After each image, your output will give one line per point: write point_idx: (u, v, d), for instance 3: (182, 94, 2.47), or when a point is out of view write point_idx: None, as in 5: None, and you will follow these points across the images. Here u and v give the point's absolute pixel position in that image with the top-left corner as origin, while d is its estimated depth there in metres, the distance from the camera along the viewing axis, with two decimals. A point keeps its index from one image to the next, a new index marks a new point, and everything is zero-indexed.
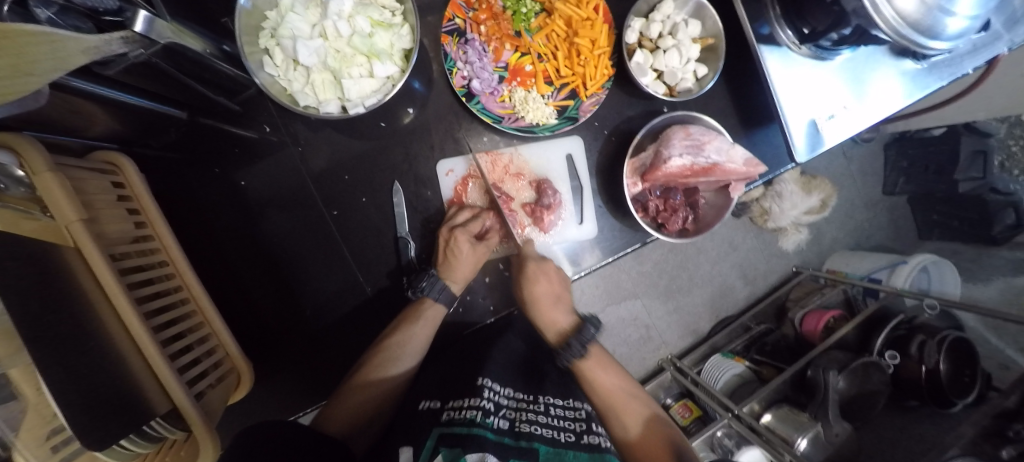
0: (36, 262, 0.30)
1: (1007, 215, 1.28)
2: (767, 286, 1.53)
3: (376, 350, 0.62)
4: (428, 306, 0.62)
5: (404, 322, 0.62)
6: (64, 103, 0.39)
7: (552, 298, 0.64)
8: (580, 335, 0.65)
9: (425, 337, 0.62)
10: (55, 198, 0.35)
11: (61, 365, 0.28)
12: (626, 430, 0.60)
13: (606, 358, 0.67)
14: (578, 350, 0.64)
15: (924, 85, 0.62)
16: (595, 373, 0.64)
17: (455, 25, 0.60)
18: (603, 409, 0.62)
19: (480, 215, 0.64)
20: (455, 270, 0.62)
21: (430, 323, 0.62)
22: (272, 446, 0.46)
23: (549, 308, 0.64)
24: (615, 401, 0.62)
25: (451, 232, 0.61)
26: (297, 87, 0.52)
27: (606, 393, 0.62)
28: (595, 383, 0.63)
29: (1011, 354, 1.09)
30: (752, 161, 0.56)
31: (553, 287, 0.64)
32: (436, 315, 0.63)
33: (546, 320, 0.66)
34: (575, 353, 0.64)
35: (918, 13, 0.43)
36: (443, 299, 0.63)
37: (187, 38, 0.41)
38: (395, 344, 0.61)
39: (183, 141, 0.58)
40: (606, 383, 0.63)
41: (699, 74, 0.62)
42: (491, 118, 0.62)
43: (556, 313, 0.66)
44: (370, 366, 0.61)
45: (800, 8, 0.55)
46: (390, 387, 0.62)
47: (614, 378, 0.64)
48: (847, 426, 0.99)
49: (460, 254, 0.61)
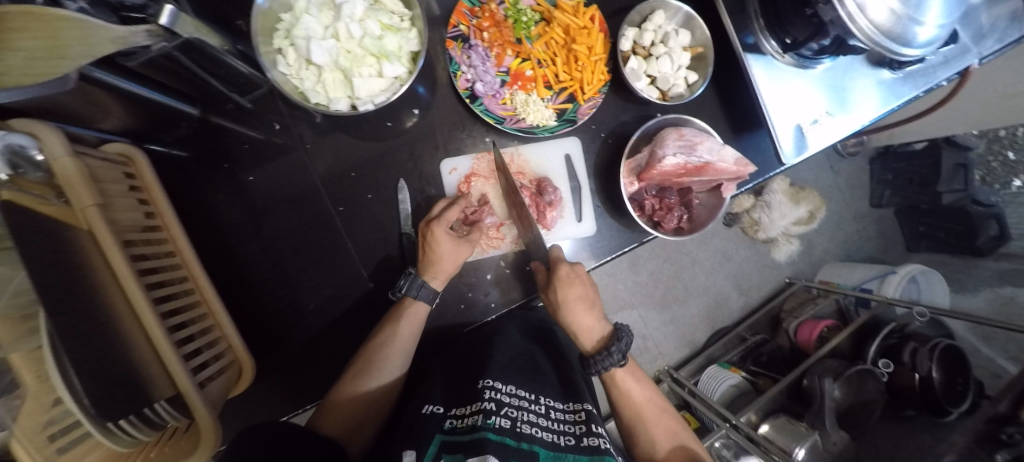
0: (51, 240, 0.31)
1: (990, 226, 1.33)
2: (761, 296, 1.55)
3: (362, 353, 0.61)
4: (410, 305, 0.62)
5: (390, 321, 0.62)
6: (83, 94, 0.40)
7: (583, 300, 0.64)
8: (618, 341, 0.61)
9: (410, 335, 0.62)
10: (71, 183, 0.36)
11: (78, 338, 0.29)
12: (651, 441, 0.64)
13: (638, 370, 0.69)
14: (618, 358, 0.61)
15: (900, 94, 0.66)
16: (629, 385, 0.66)
17: (459, 31, 0.64)
18: (635, 419, 0.66)
19: (458, 203, 0.64)
20: (434, 264, 0.61)
21: (414, 321, 0.62)
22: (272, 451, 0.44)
23: (581, 311, 0.63)
24: (647, 412, 0.66)
25: (428, 226, 0.62)
26: (308, 85, 0.54)
27: (637, 408, 0.66)
28: (626, 396, 0.66)
29: (1001, 361, 1.10)
30: (742, 161, 0.59)
31: (560, 270, 0.63)
32: (420, 313, 0.62)
33: (580, 325, 0.65)
34: (613, 361, 0.60)
35: (890, 22, 0.47)
36: (424, 296, 0.62)
37: (207, 34, 0.43)
38: (381, 344, 0.61)
39: (193, 137, 0.61)
40: (638, 396, 0.67)
41: (690, 81, 0.65)
42: (494, 119, 0.65)
43: (587, 317, 0.64)
44: (356, 369, 0.60)
45: (780, 20, 0.59)
46: (377, 394, 0.62)
47: (647, 391, 0.67)
48: (845, 435, 0.99)
49: (442, 248, 0.61)
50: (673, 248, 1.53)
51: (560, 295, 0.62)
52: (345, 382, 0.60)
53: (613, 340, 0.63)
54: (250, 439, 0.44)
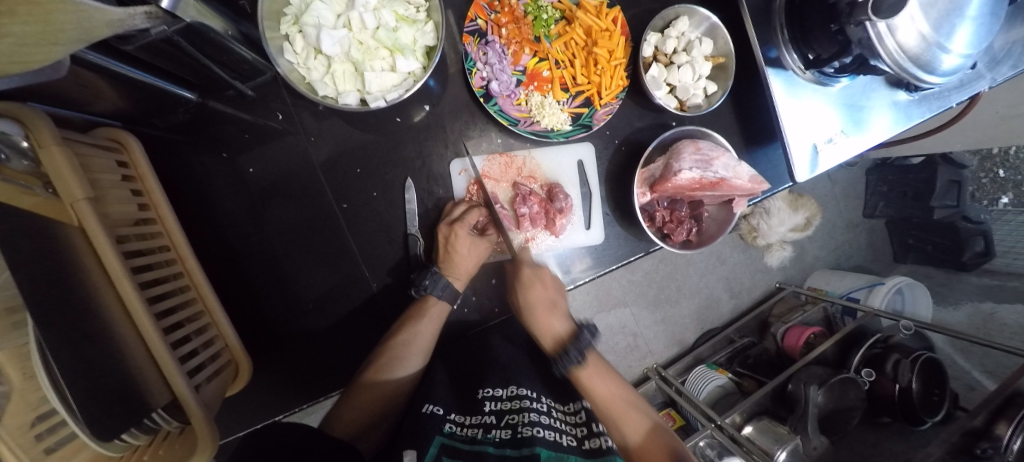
0: (39, 241, 0.29)
1: (977, 242, 1.36)
2: (751, 299, 1.58)
3: (381, 351, 0.60)
4: (432, 304, 0.61)
5: (412, 319, 0.61)
6: (75, 76, 0.37)
7: (547, 304, 0.63)
8: (576, 341, 0.66)
9: (429, 335, 0.62)
10: (60, 173, 0.33)
11: (68, 349, 0.27)
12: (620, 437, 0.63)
13: (602, 364, 0.67)
14: (576, 357, 0.65)
15: (913, 116, 0.66)
16: (594, 383, 0.64)
17: (477, 26, 0.61)
18: (603, 415, 0.64)
19: (478, 207, 0.63)
20: (456, 264, 0.62)
21: (434, 320, 0.62)
22: (284, 448, 0.44)
23: (544, 315, 0.64)
24: (615, 409, 0.64)
25: (450, 227, 0.61)
26: (315, 76, 0.51)
27: (605, 404, 0.63)
28: (592, 394, 0.64)
29: (976, 374, 1.14)
30: (756, 178, 0.58)
31: (523, 272, 0.63)
32: (441, 312, 0.62)
33: (544, 328, 0.66)
34: (572, 361, 0.64)
35: (919, 48, 0.46)
36: (446, 297, 0.62)
37: (209, 18, 0.41)
38: (402, 343, 0.60)
39: (190, 123, 0.58)
40: (604, 391, 0.64)
41: (709, 91, 0.64)
42: (508, 121, 0.62)
43: (550, 320, 0.65)
44: (376, 367, 0.59)
45: (806, 34, 0.58)
46: (396, 387, 0.61)
47: (613, 386, 0.65)
48: (824, 440, 1.03)
49: (462, 249, 0.62)
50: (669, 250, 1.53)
51: (529, 297, 0.63)
52: (364, 379, 0.59)
53: (573, 340, 0.67)
54: (257, 440, 0.44)
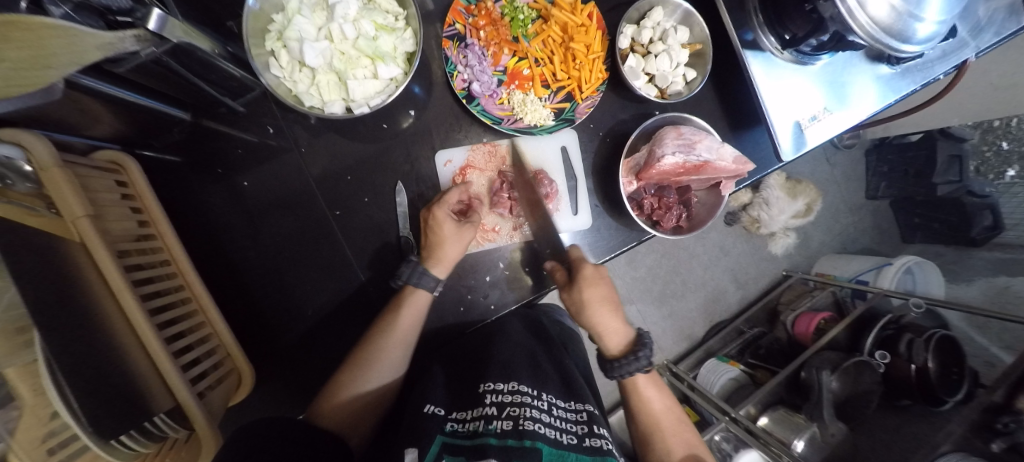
0: (44, 257, 0.30)
1: (984, 217, 1.33)
2: (758, 289, 1.56)
3: (364, 342, 0.60)
4: (411, 294, 0.60)
5: (392, 310, 0.60)
6: (72, 101, 0.39)
7: (603, 301, 0.62)
8: (646, 347, 0.60)
9: (411, 324, 0.60)
10: (62, 195, 0.35)
11: (71, 355, 0.29)
12: (667, 451, 0.61)
13: (659, 380, 0.67)
14: (645, 363, 0.59)
15: (899, 89, 0.66)
16: (647, 393, 0.64)
17: (455, 30, 0.63)
18: (649, 427, 0.63)
19: (462, 192, 0.64)
20: (435, 248, 0.61)
21: (416, 310, 0.60)
22: (283, 444, 0.44)
23: (603, 314, 0.62)
24: (666, 423, 0.63)
25: (431, 210, 0.62)
26: (302, 87, 0.54)
27: (653, 415, 0.63)
28: (644, 402, 0.64)
29: (996, 351, 1.09)
30: (740, 159, 0.58)
31: (585, 270, 0.62)
32: (422, 301, 0.61)
33: (609, 328, 0.63)
34: (635, 367, 0.59)
35: (889, 18, 0.46)
36: (426, 284, 0.60)
37: (197, 38, 0.43)
38: (381, 334, 0.59)
39: (186, 142, 0.59)
40: (657, 405, 0.64)
41: (689, 78, 0.65)
42: (491, 120, 0.64)
43: (611, 319, 0.62)
44: (358, 358, 0.60)
45: (780, 15, 0.59)
46: (381, 380, 0.62)
47: (666, 400, 0.65)
48: (843, 426, 1.00)
49: (444, 231, 0.61)
50: (671, 243, 1.53)
51: (584, 295, 0.61)
52: (349, 368, 0.60)
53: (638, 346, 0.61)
54: (256, 432, 0.44)
